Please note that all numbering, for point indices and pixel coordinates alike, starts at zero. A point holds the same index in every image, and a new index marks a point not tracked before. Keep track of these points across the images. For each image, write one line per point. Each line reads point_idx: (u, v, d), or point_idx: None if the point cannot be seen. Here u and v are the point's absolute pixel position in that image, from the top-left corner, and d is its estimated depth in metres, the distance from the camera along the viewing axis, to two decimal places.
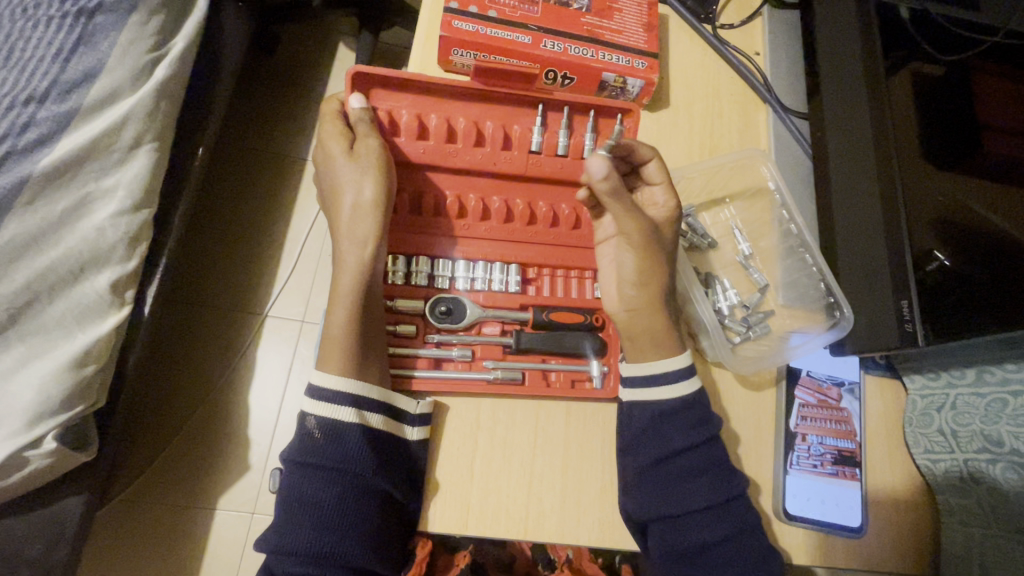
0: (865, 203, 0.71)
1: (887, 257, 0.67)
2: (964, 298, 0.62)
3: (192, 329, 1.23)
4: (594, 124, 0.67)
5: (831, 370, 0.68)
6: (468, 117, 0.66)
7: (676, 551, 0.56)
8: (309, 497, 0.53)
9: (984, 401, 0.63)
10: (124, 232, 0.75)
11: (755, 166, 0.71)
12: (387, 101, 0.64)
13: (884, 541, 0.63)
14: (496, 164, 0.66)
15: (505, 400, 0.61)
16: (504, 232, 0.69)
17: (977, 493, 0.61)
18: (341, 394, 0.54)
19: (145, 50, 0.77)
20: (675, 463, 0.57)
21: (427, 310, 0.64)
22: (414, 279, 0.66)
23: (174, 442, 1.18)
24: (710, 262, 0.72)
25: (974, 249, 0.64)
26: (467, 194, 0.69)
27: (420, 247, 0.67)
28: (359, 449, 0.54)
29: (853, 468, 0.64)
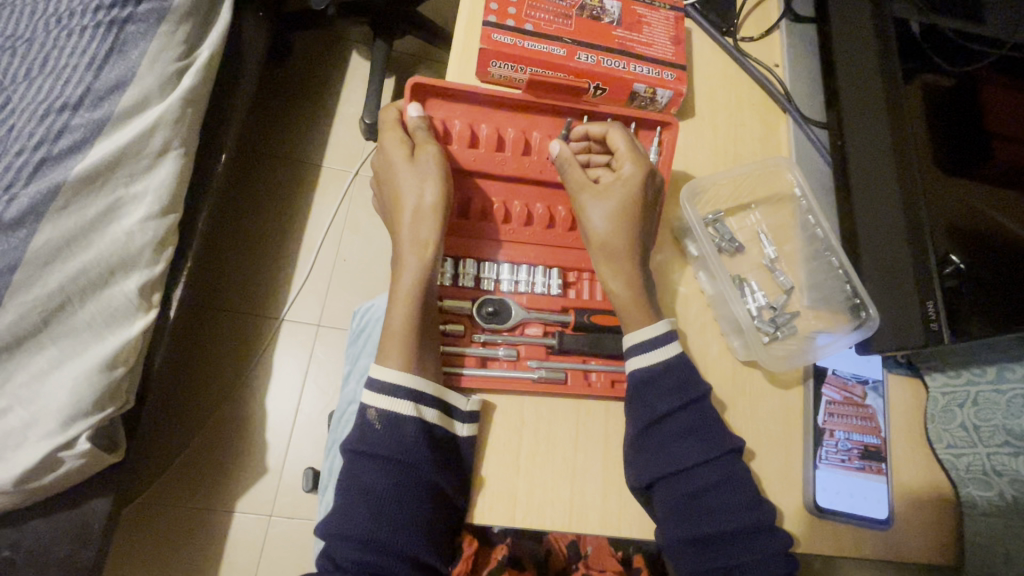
0: (885, 209, 0.74)
1: (910, 260, 0.70)
2: (982, 300, 0.65)
3: (215, 332, 1.25)
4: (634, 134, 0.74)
5: (856, 369, 0.70)
6: (517, 128, 0.73)
7: (712, 542, 0.58)
8: (367, 486, 0.55)
9: (1003, 397, 0.67)
10: (151, 235, 0.76)
11: (780, 174, 0.75)
12: (444, 111, 0.71)
13: (910, 534, 0.66)
14: (542, 172, 0.72)
15: (549, 397, 0.64)
16: (546, 237, 0.73)
17: (999, 484, 0.65)
18: (401, 388, 0.57)
19: (173, 58, 0.79)
20: (705, 458, 0.59)
21: (474, 311, 0.67)
22: (462, 280, 0.69)
23: (194, 444, 1.19)
24: (738, 266, 0.74)
25: (989, 253, 0.67)
26: (512, 200, 0.74)
27: (467, 250, 0.70)
28: (415, 441, 0.56)
29: (879, 463, 0.67)
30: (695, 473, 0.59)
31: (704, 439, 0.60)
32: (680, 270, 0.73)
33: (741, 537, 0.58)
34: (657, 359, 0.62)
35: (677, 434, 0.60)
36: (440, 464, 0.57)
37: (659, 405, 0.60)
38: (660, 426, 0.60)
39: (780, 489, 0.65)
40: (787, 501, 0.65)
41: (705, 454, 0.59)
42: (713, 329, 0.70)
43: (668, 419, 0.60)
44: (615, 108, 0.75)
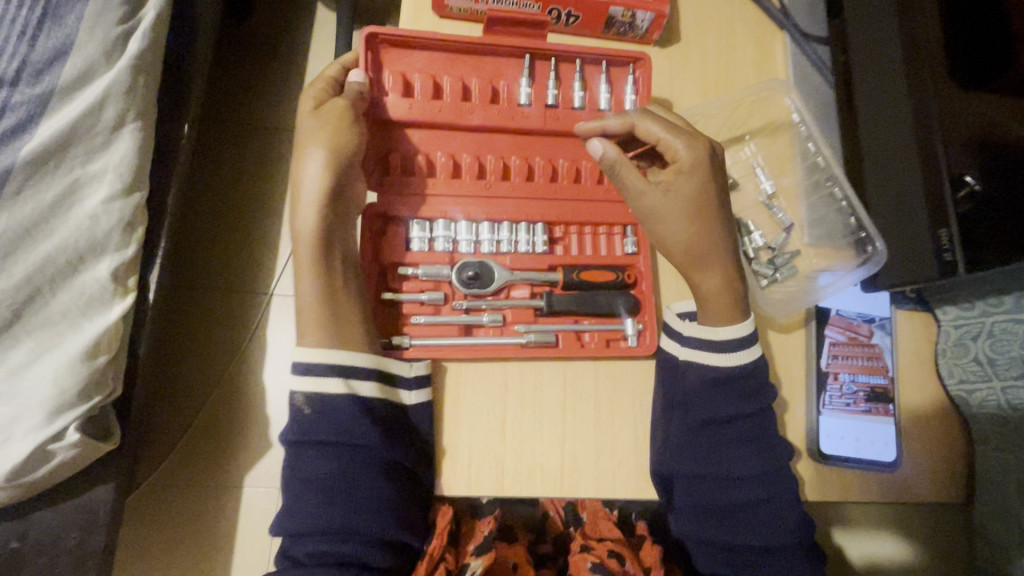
0: (893, 131, 0.66)
1: (922, 184, 0.63)
2: (994, 226, 0.58)
3: (198, 314, 1.21)
4: (607, 74, 0.68)
5: (861, 308, 0.66)
6: (484, 76, 0.66)
7: (733, 520, 0.57)
8: (313, 474, 0.52)
9: (1022, 326, 0.61)
10: (117, 217, 0.66)
11: (776, 97, 0.67)
12: (401, 63, 0.64)
13: (919, 475, 0.63)
14: (513, 119, 0.65)
15: (537, 362, 0.61)
16: (526, 190, 0.67)
17: (1016, 419, 0.61)
18: (327, 365, 0.53)
19: (114, 22, 0.67)
20: (743, 442, 0.57)
21: (454, 276, 0.64)
22: (437, 245, 0.65)
23: (194, 425, 1.18)
24: (731, 206, 0.69)
25: (1011, 169, 0.58)
26: (486, 153, 0.67)
27: (440, 210, 0.65)
28: (353, 419, 0.53)
29: (886, 404, 0.64)
30: (720, 445, 0.57)
31: (764, 440, 0.57)
32: None
33: (753, 507, 0.56)
34: (739, 359, 0.57)
35: (733, 440, 0.57)
36: (387, 436, 0.54)
37: (727, 408, 0.57)
38: (717, 428, 0.58)
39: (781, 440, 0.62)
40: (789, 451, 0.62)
41: (767, 454, 0.57)
42: None
43: (734, 423, 0.57)
44: (583, 46, 0.68)
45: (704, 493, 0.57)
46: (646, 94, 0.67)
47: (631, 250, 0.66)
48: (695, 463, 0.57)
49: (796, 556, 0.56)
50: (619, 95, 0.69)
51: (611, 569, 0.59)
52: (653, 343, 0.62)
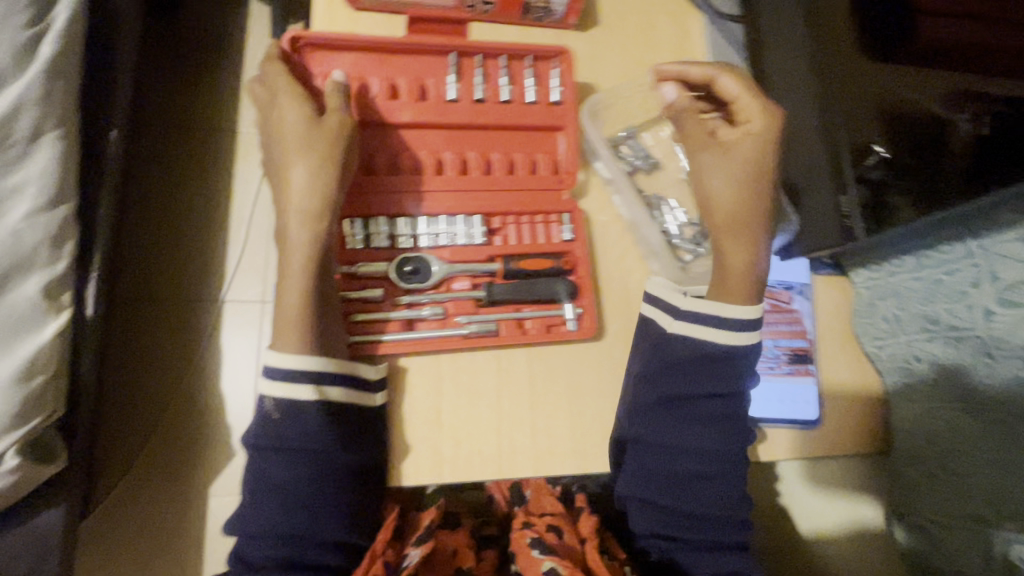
0: (801, 107, 0.68)
1: (827, 158, 0.65)
2: (903, 201, 0.59)
3: (154, 320, 1.15)
4: (534, 68, 0.66)
5: (782, 276, 0.68)
6: (410, 75, 0.65)
7: (682, 488, 0.57)
8: (274, 479, 0.51)
9: (920, 283, 0.64)
10: (42, 231, 0.62)
11: None
12: (328, 66, 0.63)
13: (843, 431, 0.66)
14: (445, 116, 0.64)
15: (477, 352, 0.61)
16: (460, 182, 0.63)
17: (921, 371, 0.64)
18: (298, 371, 0.52)
19: (20, 26, 0.63)
20: (700, 417, 0.57)
21: (392, 272, 0.61)
22: (375, 241, 0.61)
23: (150, 439, 1.12)
24: (656, 183, 0.70)
25: (909, 140, 0.59)
26: (419, 149, 0.65)
27: (378, 208, 0.62)
28: (319, 427, 0.52)
29: (806, 365, 0.66)
30: (679, 419, 0.57)
31: (728, 421, 0.57)
32: (593, 188, 0.67)
33: (702, 474, 0.57)
34: (742, 338, 0.57)
35: (699, 416, 0.57)
36: (349, 442, 0.53)
37: (700, 384, 0.57)
38: (682, 403, 0.58)
39: None
40: None
41: (727, 437, 0.57)
42: (636, 253, 0.66)
43: (702, 400, 0.57)
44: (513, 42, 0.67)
45: (656, 460, 0.58)
46: (570, 85, 0.65)
47: (569, 236, 0.64)
48: (660, 432, 0.57)
49: (738, 521, 0.58)
50: (546, 86, 0.67)
51: (549, 541, 0.61)
52: (591, 326, 0.62)
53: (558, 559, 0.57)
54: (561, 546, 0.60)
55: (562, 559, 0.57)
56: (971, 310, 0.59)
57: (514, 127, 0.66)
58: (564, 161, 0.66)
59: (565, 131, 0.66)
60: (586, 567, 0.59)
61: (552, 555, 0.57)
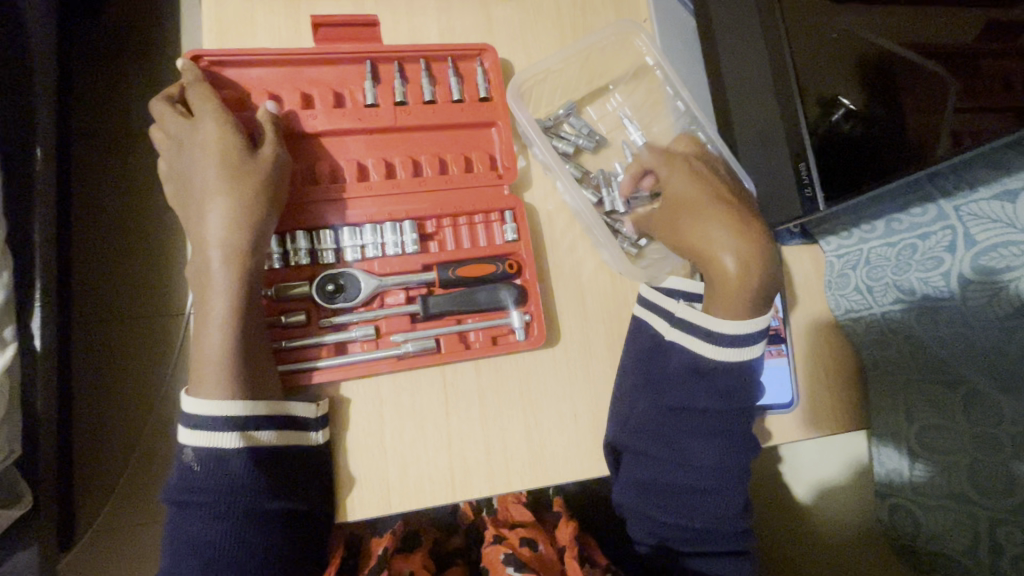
0: (751, 59, 0.60)
1: (779, 112, 0.58)
2: (854, 160, 0.53)
3: (118, 347, 0.94)
4: (456, 68, 0.60)
5: None
6: (322, 84, 0.58)
7: (673, 503, 0.56)
8: (196, 537, 0.47)
9: (894, 250, 0.58)
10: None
11: (629, 42, 0.62)
12: (232, 82, 0.56)
13: (817, 412, 0.62)
14: (363, 120, 0.56)
15: (420, 372, 0.56)
16: (388, 188, 0.57)
17: (896, 341, 0.59)
18: (218, 419, 0.47)
19: None
20: (707, 433, 0.55)
21: (314, 292, 0.54)
22: (295, 260, 0.55)
23: (121, 484, 0.93)
24: (604, 161, 0.65)
25: (881, 91, 0.52)
26: (339, 156, 0.58)
27: (297, 221, 0.55)
28: (245, 477, 0.48)
29: (779, 345, 0.62)
30: (683, 437, 0.55)
31: (736, 431, 0.55)
32: (534, 179, 0.61)
33: (695, 486, 0.55)
34: (722, 354, 0.54)
35: (704, 430, 0.55)
36: (280, 488, 0.49)
37: (701, 397, 0.55)
38: (683, 416, 0.56)
39: None
40: None
41: (734, 448, 0.55)
42: (584, 243, 0.61)
43: (706, 413, 0.55)
44: (432, 36, 0.61)
45: (653, 472, 0.56)
46: (499, 82, 0.59)
47: (513, 237, 0.58)
48: (664, 444, 0.56)
49: (729, 533, 0.56)
50: (473, 84, 0.61)
51: (524, 558, 0.56)
52: (541, 333, 0.57)
53: None
54: (537, 563, 0.55)
55: None
56: (947, 278, 0.54)
57: (443, 127, 0.59)
58: (501, 156, 0.60)
59: (497, 126, 0.60)
60: None
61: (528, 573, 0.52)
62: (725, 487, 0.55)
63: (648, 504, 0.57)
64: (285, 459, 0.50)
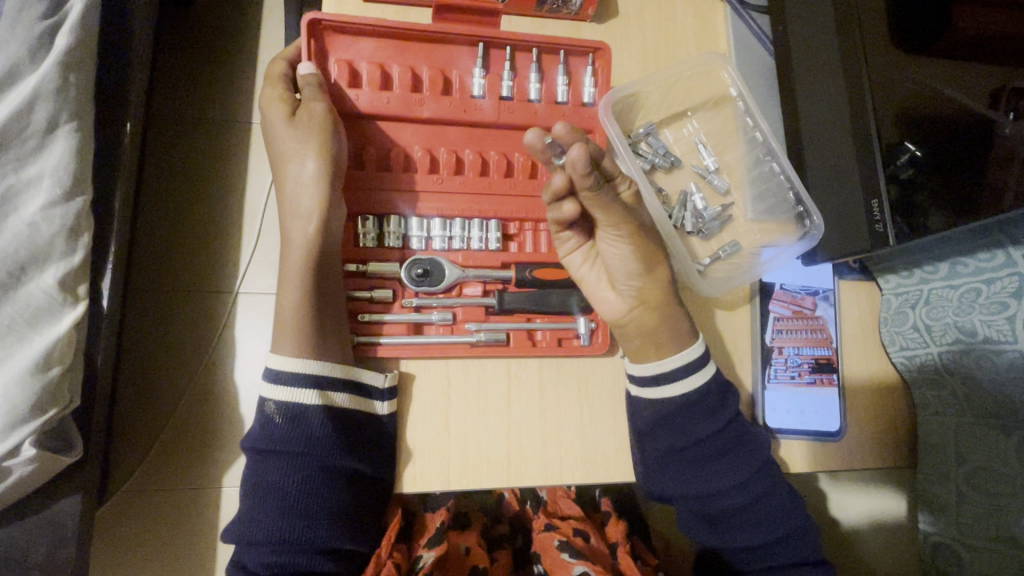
0: (829, 101, 0.63)
1: (855, 152, 0.60)
2: (933, 190, 0.55)
3: (173, 315, 0.93)
4: (565, 64, 0.60)
5: (806, 281, 0.65)
6: (433, 65, 0.59)
7: (726, 530, 0.58)
8: (274, 484, 0.50)
9: (956, 293, 0.60)
10: (59, 224, 0.55)
11: (714, 71, 0.66)
12: (345, 52, 0.57)
13: (864, 444, 0.63)
14: (468, 112, 0.59)
15: (491, 361, 0.59)
16: (481, 186, 0.60)
17: (951, 383, 0.61)
18: (300, 375, 0.50)
19: (38, 18, 0.56)
20: (717, 456, 0.57)
21: (403, 273, 0.58)
22: (388, 240, 0.59)
23: (154, 456, 0.90)
24: (676, 181, 0.68)
25: (946, 138, 0.56)
26: (438, 145, 0.60)
27: (389, 207, 0.59)
28: (322, 432, 0.50)
29: (831, 375, 0.64)
30: (696, 468, 0.57)
31: (741, 450, 0.57)
32: None
33: (743, 504, 0.57)
34: (689, 382, 0.56)
35: (710, 458, 0.57)
36: (353, 450, 0.52)
37: (696, 429, 0.56)
38: (687, 451, 0.57)
39: None
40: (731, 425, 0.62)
41: (744, 469, 0.56)
42: None
43: (702, 444, 0.57)
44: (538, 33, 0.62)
45: (694, 504, 0.58)
46: (604, 86, 0.60)
47: None
48: (676, 478, 0.58)
49: (789, 545, 0.58)
50: (577, 86, 0.62)
51: (577, 544, 0.60)
52: (605, 339, 0.60)
53: (589, 563, 0.56)
54: (588, 550, 0.59)
55: (592, 563, 0.56)
56: (1012, 323, 0.56)
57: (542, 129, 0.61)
58: None
59: (593, 134, 0.62)
60: (616, 570, 0.59)
61: (583, 559, 0.56)
62: (776, 499, 0.57)
63: (704, 532, 0.59)
64: (356, 425, 0.53)
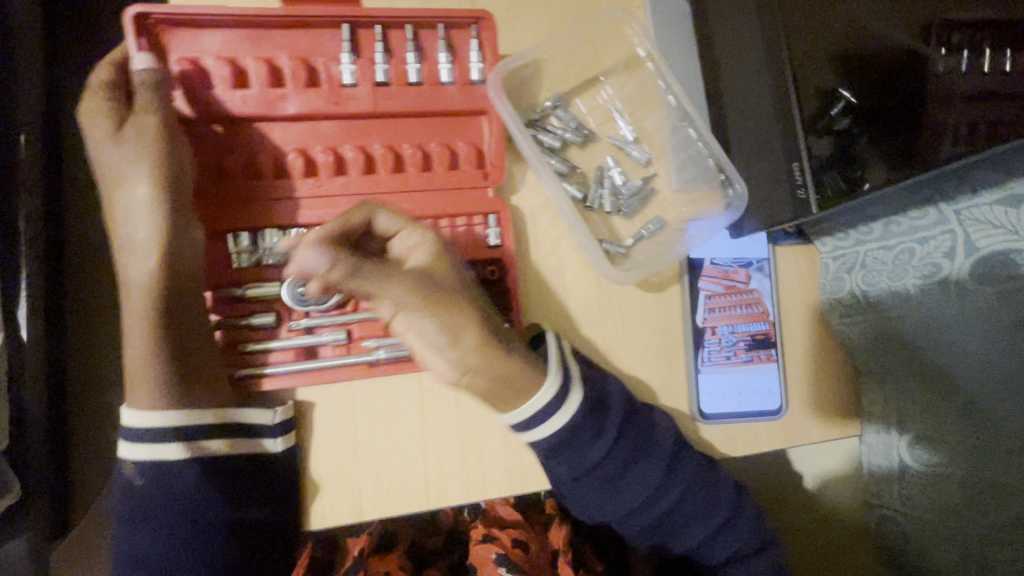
0: (746, 48, 0.55)
1: (773, 110, 0.54)
2: (873, 140, 0.51)
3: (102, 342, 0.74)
4: (446, 40, 0.54)
5: (737, 253, 0.61)
6: (294, 53, 0.51)
7: (662, 522, 0.58)
8: (147, 549, 0.48)
9: (891, 255, 0.56)
10: None
11: (620, 30, 0.59)
12: (188, 47, 0.49)
13: (808, 418, 0.60)
14: (339, 104, 0.51)
15: (396, 378, 0.54)
16: (367, 185, 0.53)
17: (892, 348, 0.56)
18: (158, 431, 0.45)
19: None
20: (626, 463, 0.55)
21: (284, 291, 0.51)
22: (264, 258, 0.52)
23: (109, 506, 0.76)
24: (591, 156, 0.62)
25: (881, 82, 0.52)
26: (313, 143, 0.53)
27: (262, 220, 0.51)
28: (192, 489, 0.47)
29: (770, 350, 0.60)
30: (610, 485, 0.55)
31: (644, 451, 0.55)
32: (522, 175, 0.58)
33: (672, 492, 0.57)
34: (557, 423, 0.51)
35: (619, 471, 0.55)
36: (234, 498, 0.49)
37: (592, 454, 0.53)
38: (592, 474, 0.54)
39: (664, 396, 0.59)
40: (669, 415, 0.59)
41: (653, 467, 0.55)
42: (569, 241, 0.58)
43: (604, 464, 0.54)
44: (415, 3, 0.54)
45: (626, 518, 0.57)
46: (492, 60, 0.53)
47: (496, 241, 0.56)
48: (599, 500, 0.56)
49: (715, 518, 0.60)
50: (464, 63, 0.55)
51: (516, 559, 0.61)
52: None
53: None
54: (528, 563, 0.61)
55: None
56: (943, 286, 0.53)
57: (428, 114, 0.54)
58: (489, 151, 0.56)
59: (488, 115, 0.56)
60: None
61: None
62: (717, 474, 0.59)
63: (646, 534, 0.59)
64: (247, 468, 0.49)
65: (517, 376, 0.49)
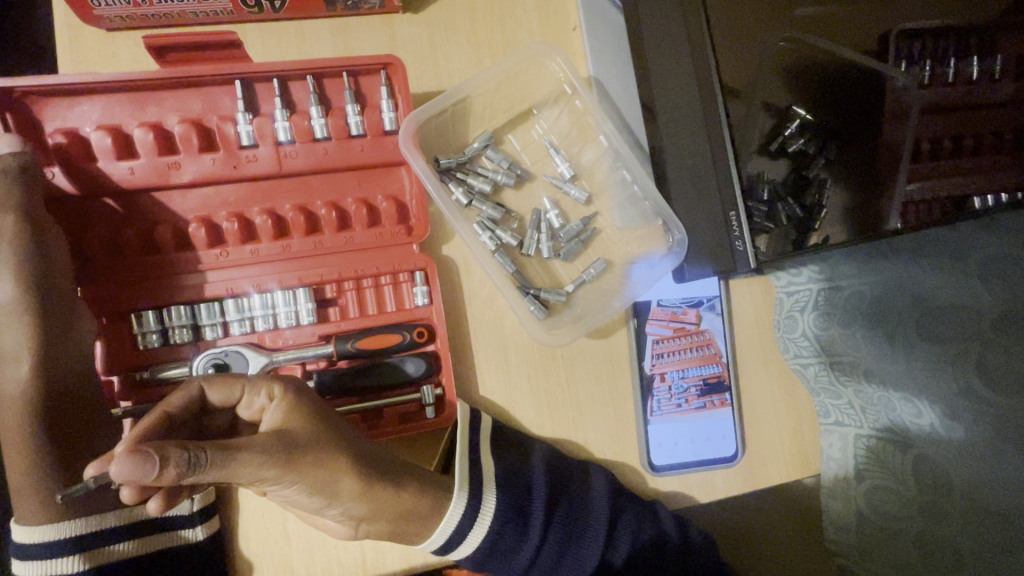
0: (678, 78, 0.50)
1: (707, 145, 0.50)
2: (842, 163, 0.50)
3: None
4: (353, 88, 0.49)
5: (686, 292, 0.57)
6: (186, 115, 0.47)
7: None
8: None
9: (843, 296, 0.55)
10: None
11: (546, 61, 0.54)
12: (65, 119, 0.46)
13: (768, 461, 0.57)
14: (238, 168, 0.48)
15: None
16: (278, 251, 0.50)
17: (847, 392, 0.54)
18: (56, 541, 0.44)
19: None
20: (566, 546, 0.53)
21: (192, 369, 0.48)
22: (173, 338, 0.49)
23: None
24: (527, 196, 0.58)
25: (832, 98, 0.50)
26: (217, 209, 0.50)
27: (164, 298, 0.48)
28: None
29: (724, 394, 0.57)
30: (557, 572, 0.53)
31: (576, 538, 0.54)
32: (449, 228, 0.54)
33: (629, 554, 0.54)
34: (475, 537, 0.49)
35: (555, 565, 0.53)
36: None
37: (523, 551, 0.51)
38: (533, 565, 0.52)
39: (613, 450, 0.56)
40: (617, 472, 0.56)
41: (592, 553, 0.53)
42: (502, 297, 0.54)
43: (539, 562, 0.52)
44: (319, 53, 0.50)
45: None
46: (405, 107, 0.49)
47: (422, 301, 0.52)
48: None
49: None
50: (374, 111, 0.50)
51: None
52: (451, 412, 0.52)
53: None
54: None
55: None
56: (888, 339, 0.52)
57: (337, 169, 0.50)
58: (410, 204, 0.52)
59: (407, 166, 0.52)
60: None
61: None
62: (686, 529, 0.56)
63: None
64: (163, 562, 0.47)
65: (411, 511, 0.46)
